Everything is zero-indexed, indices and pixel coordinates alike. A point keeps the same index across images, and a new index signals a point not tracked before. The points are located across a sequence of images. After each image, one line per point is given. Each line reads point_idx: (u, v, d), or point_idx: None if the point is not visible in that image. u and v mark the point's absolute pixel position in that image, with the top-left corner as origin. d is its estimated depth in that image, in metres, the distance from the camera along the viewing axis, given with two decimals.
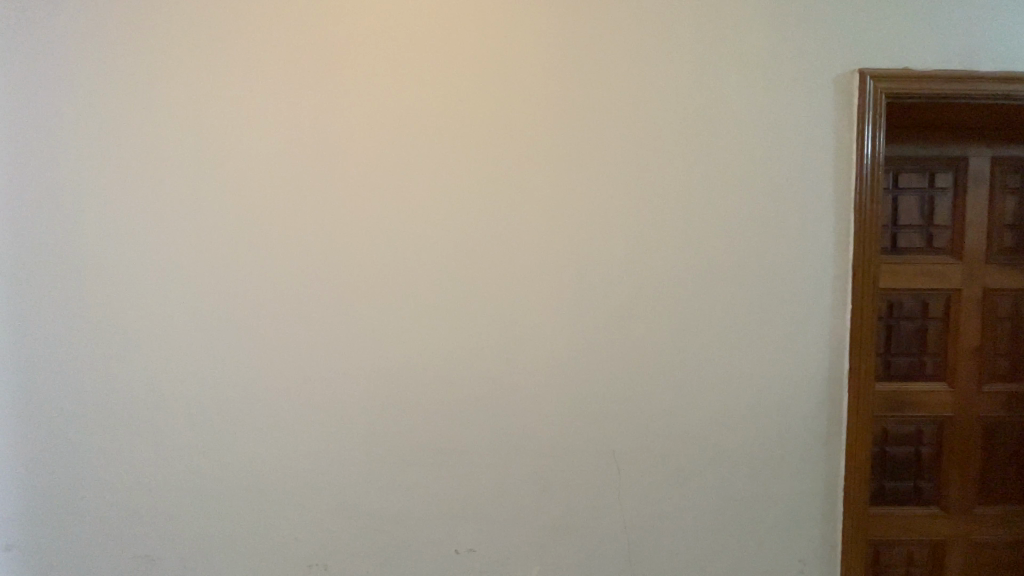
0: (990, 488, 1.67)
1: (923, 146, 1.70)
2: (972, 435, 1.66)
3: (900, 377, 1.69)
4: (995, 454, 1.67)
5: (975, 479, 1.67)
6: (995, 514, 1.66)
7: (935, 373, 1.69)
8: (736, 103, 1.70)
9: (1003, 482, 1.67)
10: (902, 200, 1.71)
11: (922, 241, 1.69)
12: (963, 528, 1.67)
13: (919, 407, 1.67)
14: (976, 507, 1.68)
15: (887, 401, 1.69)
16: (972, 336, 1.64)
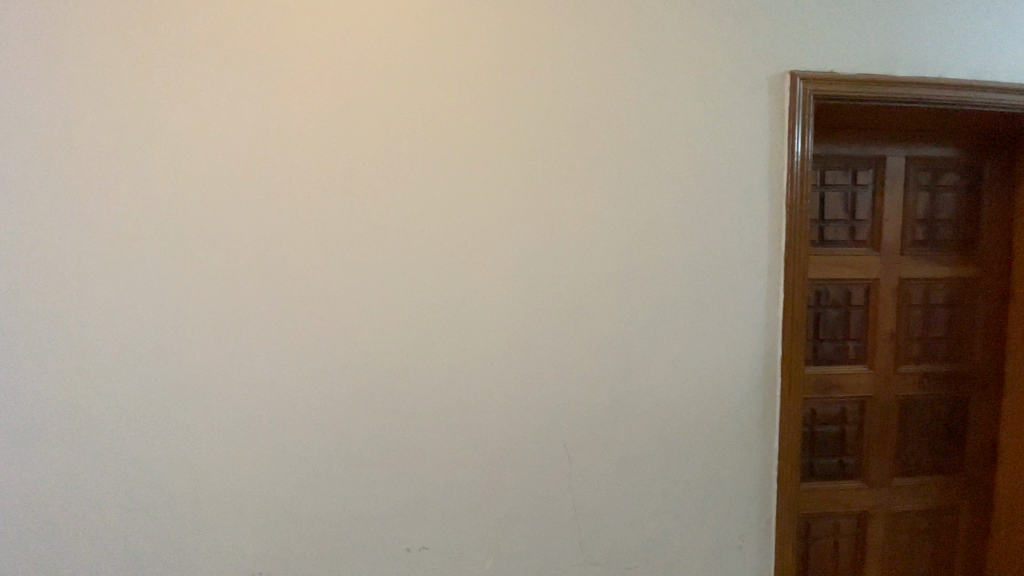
0: (904, 460, 1.81)
1: (848, 137, 1.69)
2: (887, 414, 1.78)
3: (827, 365, 1.75)
4: (909, 429, 1.80)
5: (894, 453, 1.79)
6: (911, 484, 1.81)
7: (858, 360, 1.76)
8: (702, 60, 1.31)
9: (917, 454, 1.81)
10: (831, 193, 1.70)
11: (847, 234, 1.72)
12: (884, 499, 1.80)
13: (844, 390, 1.75)
14: (895, 478, 1.80)
15: (817, 389, 1.74)
16: (889, 322, 1.75)
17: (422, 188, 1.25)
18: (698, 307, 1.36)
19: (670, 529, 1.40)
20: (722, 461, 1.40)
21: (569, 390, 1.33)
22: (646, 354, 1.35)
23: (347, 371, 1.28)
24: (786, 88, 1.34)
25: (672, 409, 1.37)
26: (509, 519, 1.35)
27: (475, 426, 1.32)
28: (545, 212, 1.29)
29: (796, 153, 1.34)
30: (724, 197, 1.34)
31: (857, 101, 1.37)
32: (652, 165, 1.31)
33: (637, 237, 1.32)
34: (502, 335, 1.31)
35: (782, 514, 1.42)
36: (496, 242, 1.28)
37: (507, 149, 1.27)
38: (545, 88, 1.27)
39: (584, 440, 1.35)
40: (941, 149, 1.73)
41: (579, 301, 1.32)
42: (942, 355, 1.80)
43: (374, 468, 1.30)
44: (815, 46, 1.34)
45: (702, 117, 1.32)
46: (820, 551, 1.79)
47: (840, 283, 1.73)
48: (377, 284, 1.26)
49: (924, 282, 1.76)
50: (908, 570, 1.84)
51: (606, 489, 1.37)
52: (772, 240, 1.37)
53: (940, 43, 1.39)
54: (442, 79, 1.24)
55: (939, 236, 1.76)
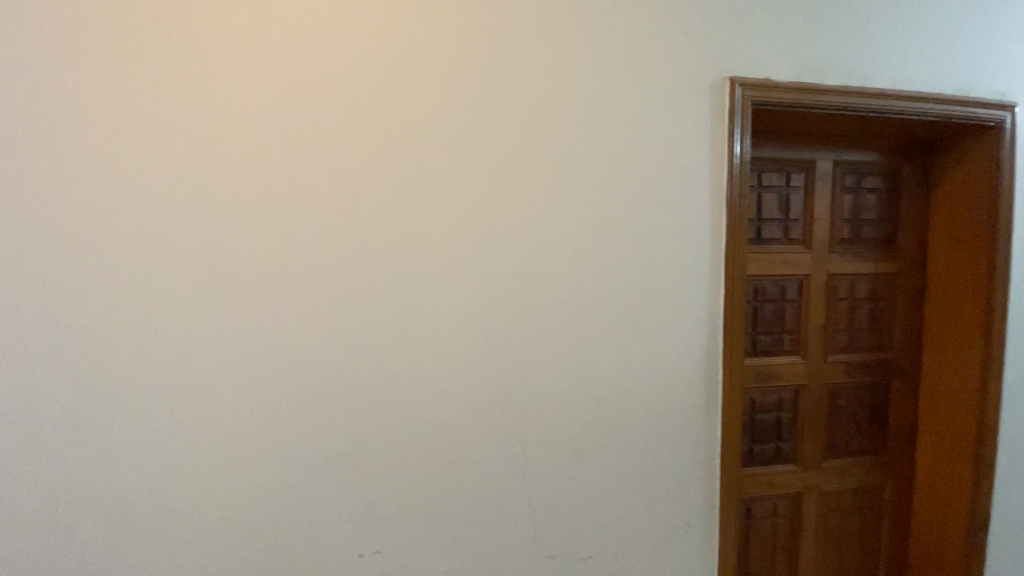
0: (834, 443, 1.94)
1: (782, 141, 1.79)
2: (819, 400, 1.90)
3: (764, 356, 1.85)
4: (838, 414, 1.94)
5: (825, 437, 1.92)
6: (840, 466, 1.94)
7: (792, 350, 1.87)
8: (649, 65, 1.36)
9: (845, 437, 1.95)
10: (768, 194, 1.80)
11: (782, 232, 1.82)
12: (817, 480, 1.92)
13: (780, 379, 1.86)
14: (826, 460, 1.94)
15: (756, 380, 1.84)
16: (819, 315, 1.87)
17: (373, 186, 1.24)
18: (646, 303, 1.41)
19: (621, 518, 1.45)
20: (670, 450, 1.46)
21: (524, 386, 1.35)
22: (597, 349, 1.39)
23: (297, 373, 1.24)
24: (725, 94, 1.41)
25: (622, 402, 1.41)
26: (463, 517, 1.35)
27: (429, 425, 1.31)
28: (499, 211, 1.31)
29: (735, 155, 1.42)
30: (670, 196, 1.40)
31: (790, 107, 1.46)
32: (601, 165, 1.35)
33: (587, 235, 1.36)
34: (456, 332, 1.31)
35: (724, 498, 1.50)
36: (449, 241, 1.29)
37: (460, 148, 1.27)
38: (496, 88, 1.28)
39: (539, 434, 1.37)
40: (864, 154, 1.87)
41: (533, 299, 1.34)
42: (866, 345, 1.94)
43: (326, 472, 1.28)
44: (751, 54, 1.42)
45: (648, 119, 1.37)
46: (759, 531, 1.89)
47: (776, 279, 1.84)
48: (326, 283, 1.24)
49: (850, 278, 1.90)
50: (838, 545, 1.98)
51: (559, 483, 1.40)
52: (713, 238, 1.44)
53: (863, 55, 1.50)
54: (393, 75, 1.23)
55: (863, 235, 1.90)
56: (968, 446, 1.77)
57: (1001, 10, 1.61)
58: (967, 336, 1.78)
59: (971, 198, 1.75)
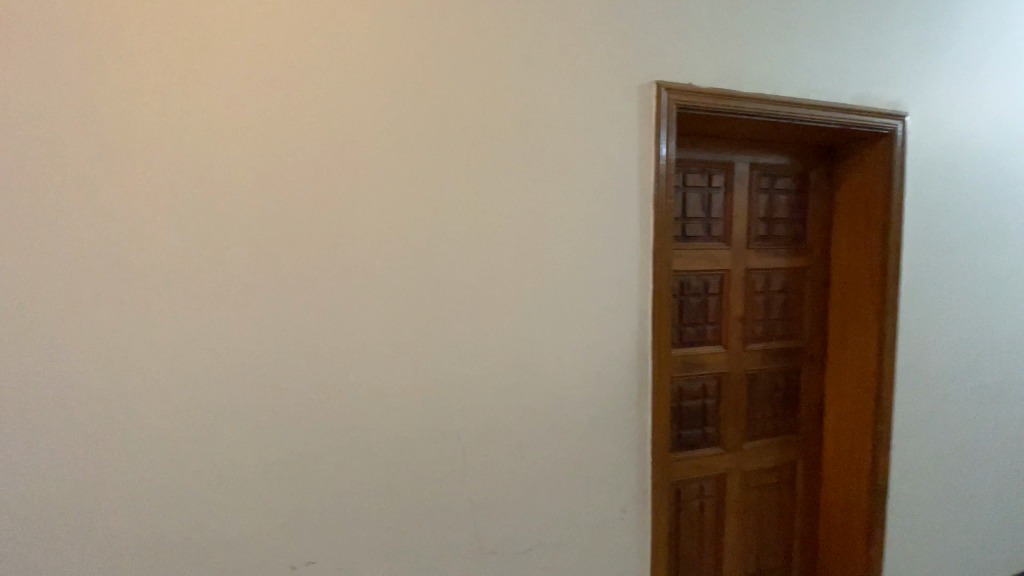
0: (753, 425, 2.09)
1: (705, 143, 1.90)
2: (739, 387, 2.04)
3: (691, 346, 1.96)
4: (757, 399, 2.09)
5: (745, 420, 2.07)
6: (759, 447, 2.10)
7: (716, 340, 2.00)
8: (582, 67, 1.41)
9: (763, 420, 2.11)
10: (692, 193, 1.91)
11: (705, 229, 1.94)
12: (739, 460, 2.06)
13: (705, 368, 1.98)
14: (746, 442, 2.08)
15: (684, 369, 1.95)
16: (739, 307, 2.01)
17: (303, 181, 1.20)
18: (581, 298, 1.46)
19: (559, 509, 1.49)
20: (604, 439, 1.52)
21: (463, 384, 1.36)
22: (534, 345, 1.42)
23: (223, 378, 1.18)
24: (653, 97, 1.48)
25: (560, 394, 1.46)
26: (402, 517, 1.34)
27: (368, 426, 1.29)
28: (436, 208, 1.30)
29: (662, 156, 1.50)
30: (601, 195, 1.45)
31: (711, 111, 1.56)
32: (537, 163, 1.38)
33: (523, 232, 1.38)
34: (394, 331, 1.30)
35: (655, 483, 1.58)
36: (385, 239, 1.27)
37: (396, 144, 1.26)
38: (433, 85, 1.28)
39: (478, 431, 1.38)
40: (778, 158, 2.02)
41: (470, 296, 1.35)
42: (781, 334, 2.10)
43: (254, 482, 1.22)
44: (676, 61, 1.50)
45: (581, 120, 1.42)
46: (689, 512, 2.00)
47: (700, 274, 1.95)
48: (253, 282, 1.18)
49: (765, 272, 2.05)
50: (758, 521, 2.13)
51: (498, 478, 1.42)
52: (643, 235, 1.51)
53: (774, 67, 1.63)
54: (325, 68, 1.20)
55: (776, 232, 2.06)
56: (868, 422, 1.97)
57: (892, 31, 1.80)
58: (865, 324, 1.97)
59: (867, 199, 1.95)
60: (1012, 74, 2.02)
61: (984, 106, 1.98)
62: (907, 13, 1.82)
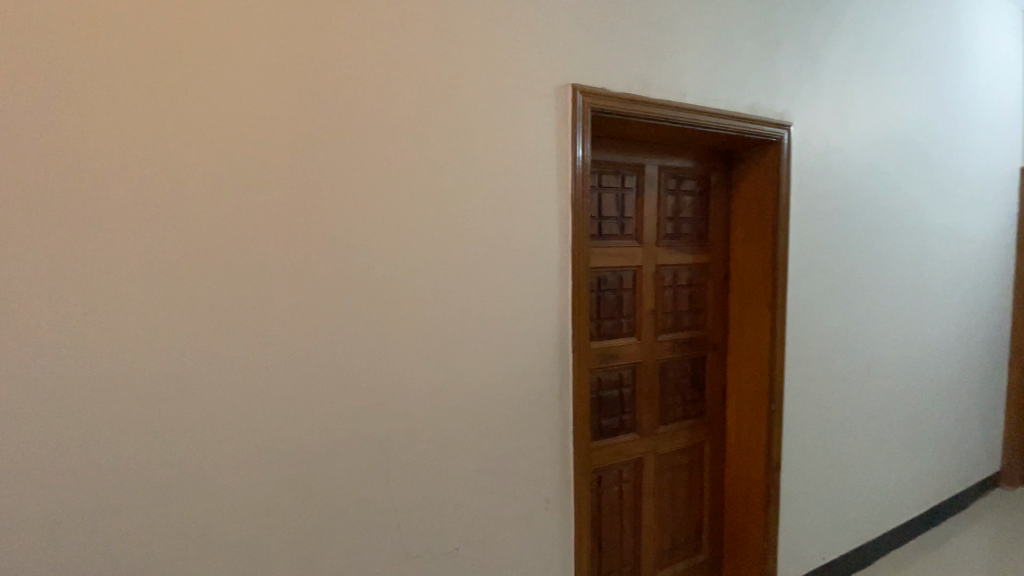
0: (665, 411, 2.24)
1: (617, 146, 2.01)
2: (652, 375, 2.18)
3: (608, 339, 2.06)
4: (668, 386, 2.24)
5: (658, 407, 2.21)
6: (670, 430, 2.25)
7: (630, 333, 2.11)
8: (501, 69, 1.44)
9: (673, 405, 2.26)
10: (607, 193, 2.01)
11: (619, 228, 2.04)
12: (653, 445, 2.20)
13: (621, 359, 2.09)
14: (659, 427, 2.22)
15: (602, 361, 2.04)
16: (650, 301, 2.14)
17: (208, 173, 1.12)
18: (503, 295, 1.49)
19: (485, 503, 1.51)
20: (528, 432, 1.56)
21: (387, 384, 1.34)
22: (458, 342, 1.43)
23: (115, 391, 1.06)
24: (568, 99, 1.55)
25: (484, 388, 1.48)
26: (325, 524, 1.29)
27: (285, 430, 1.23)
28: (356, 207, 1.28)
29: (578, 157, 1.56)
30: (522, 194, 1.49)
31: (622, 115, 1.66)
32: (458, 158, 1.39)
33: (445, 228, 1.39)
34: (312, 333, 1.25)
35: (577, 470, 1.65)
36: (300, 236, 1.22)
37: (311, 137, 1.22)
38: (349, 78, 1.25)
39: (402, 431, 1.37)
40: (683, 161, 2.18)
41: (393, 295, 1.34)
42: (688, 325, 2.27)
43: (154, 503, 1.11)
44: (589, 64, 1.58)
45: (501, 121, 1.45)
46: (609, 497, 2.10)
47: (616, 270, 2.05)
48: (150, 281, 1.08)
49: (673, 267, 2.20)
50: (671, 500, 2.28)
51: (423, 477, 1.41)
52: (561, 233, 1.57)
53: (678, 77, 1.77)
54: (231, 53, 1.13)
55: (682, 230, 2.21)
56: (763, 402, 2.19)
57: (776, 50, 2.02)
58: (759, 313, 2.18)
59: (758, 200, 2.15)
60: (869, 92, 2.33)
61: (849, 120, 2.28)
62: (788, 35, 2.05)
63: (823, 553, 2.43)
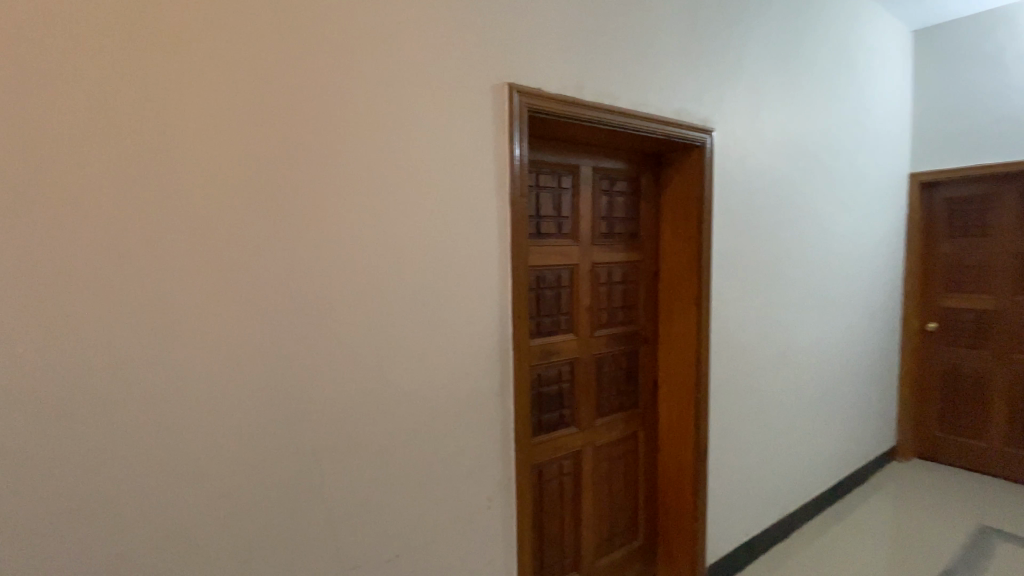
0: (602, 403, 2.32)
1: (553, 146, 2.05)
2: (589, 370, 2.24)
3: (547, 336, 2.10)
4: (604, 380, 2.32)
5: (595, 400, 2.28)
6: (607, 423, 2.33)
7: (568, 329, 2.17)
8: (439, 67, 1.43)
9: (610, 399, 2.34)
10: (544, 193, 2.04)
11: (556, 227, 2.09)
12: (591, 437, 2.27)
13: (560, 355, 2.14)
14: (597, 420, 2.30)
15: (542, 357, 2.08)
16: (587, 298, 2.21)
17: (120, 169, 1.04)
18: (444, 294, 1.48)
19: (427, 504, 1.50)
20: (470, 431, 1.57)
21: (325, 387, 1.30)
22: (399, 343, 1.41)
23: (15, 406, 0.96)
24: (505, 99, 1.56)
25: (426, 387, 1.47)
26: (259, 537, 1.23)
27: (214, 440, 1.16)
28: (289, 204, 1.23)
29: (516, 157, 1.58)
30: (461, 193, 1.49)
31: (557, 116, 1.70)
32: (395, 155, 1.37)
33: (384, 226, 1.36)
34: (243, 337, 1.18)
35: (518, 465, 1.67)
36: (228, 235, 1.15)
37: (237, 130, 1.15)
38: (278, 68, 1.20)
39: (341, 434, 1.33)
40: (615, 162, 2.26)
41: (329, 296, 1.29)
42: (622, 321, 2.36)
43: (63, 526, 1.01)
44: (525, 65, 1.60)
45: (440, 119, 1.44)
46: (550, 490, 2.15)
47: (554, 268, 2.10)
48: (54, 285, 0.98)
49: (607, 265, 2.28)
50: (608, 490, 2.37)
51: (364, 481, 1.38)
52: (501, 231, 1.58)
53: (610, 81, 1.84)
54: (143, 38, 1.05)
55: (616, 230, 2.30)
56: (692, 392, 2.32)
57: (700, 59, 2.14)
58: (687, 307, 2.31)
59: (685, 201, 2.28)
60: (780, 101, 2.53)
61: (764, 127, 2.46)
62: (710, 45, 2.18)
63: (746, 529, 2.62)
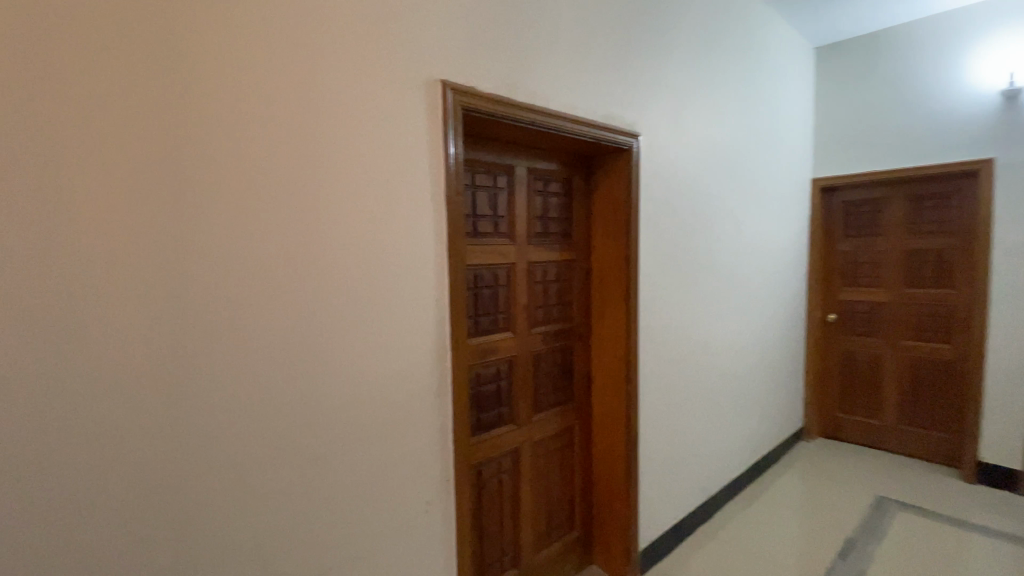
0: (539, 400, 2.36)
1: (488, 146, 2.06)
2: (526, 368, 2.27)
3: (484, 335, 2.11)
4: (540, 377, 2.36)
5: (532, 397, 2.32)
6: (544, 418, 2.37)
7: (505, 328, 2.19)
8: (372, 61, 1.40)
9: (546, 395, 2.39)
10: (479, 192, 2.04)
11: (491, 226, 2.10)
12: (528, 434, 2.30)
13: (497, 354, 2.15)
14: (534, 416, 2.33)
15: (479, 357, 2.08)
16: (523, 297, 2.23)
17: (7, 158, 0.91)
18: (379, 294, 1.45)
19: (364, 510, 1.45)
20: (407, 432, 1.54)
21: (253, 394, 1.23)
22: (332, 345, 1.36)
23: None
24: (439, 96, 1.55)
25: (363, 390, 1.43)
26: (178, 560, 1.13)
27: (129, 457, 1.07)
28: (210, 200, 1.14)
29: (450, 155, 1.57)
30: (396, 190, 1.47)
31: (491, 116, 1.71)
32: (327, 150, 1.32)
33: (315, 224, 1.31)
34: (158, 343, 1.09)
35: (457, 465, 1.67)
36: (141, 233, 1.06)
37: (148, 119, 1.06)
38: (197, 53, 1.11)
39: (270, 443, 1.26)
40: (549, 163, 2.30)
41: (255, 298, 1.22)
42: (557, 319, 2.41)
43: None
44: (459, 63, 1.60)
45: (373, 114, 1.41)
46: (489, 488, 2.16)
47: (490, 268, 2.10)
48: None
49: (543, 264, 2.32)
50: (546, 484, 2.41)
51: (296, 491, 1.31)
52: (437, 230, 1.57)
53: (541, 83, 1.88)
54: (37, 11, 0.94)
55: (550, 229, 2.34)
56: (623, 385, 2.41)
57: (626, 66, 2.24)
58: (617, 304, 2.40)
59: (614, 202, 2.36)
60: (698, 108, 2.69)
61: (684, 133, 2.61)
62: (636, 52, 2.28)
63: (674, 513, 2.77)
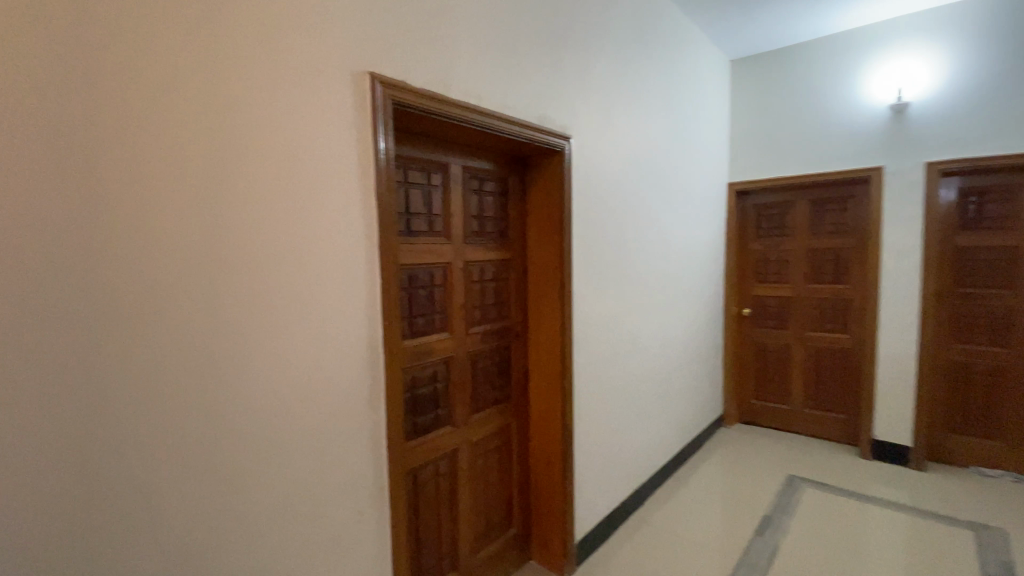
0: (476, 400, 2.33)
1: (420, 142, 2.01)
2: (463, 368, 2.25)
3: (420, 336, 2.06)
4: (477, 377, 2.34)
5: (469, 398, 2.29)
6: (481, 418, 2.36)
7: (441, 328, 2.15)
8: (298, 47, 1.32)
9: (483, 395, 2.37)
10: (412, 189, 1.99)
11: (425, 224, 2.05)
12: (466, 435, 2.28)
13: (433, 355, 2.10)
14: (471, 417, 2.31)
15: (414, 358, 2.02)
16: (459, 296, 2.20)
17: None
18: (307, 294, 1.37)
19: (293, 523, 1.37)
20: (338, 438, 1.47)
21: (167, 405, 1.11)
22: (257, 349, 1.26)
23: None
24: (369, 88, 1.49)
25: (292, 396, 1.35)
26: None
27: (19, 488, 0.92)
28: (111, 190, 1.02)
29: (382, 150, 1.52)
30: (324, 185, 1.39)
31: (423, 111, 1.67)
32: (251, 141, 1.22)
33: (236, 219, 1.21)
34: (53, 352, 0.95)
35: (391, 469, 1.61)
36: (29, 229, 0.92)
37: (36, 94, 0.92)
38: (95, 25, 0.99)
39: (189, 459, 1.15)
40: (483, 162, 2.29)
41: (169, 299, 1.11)
42: (493, 318, 2.40)
43: None
44: (390, 56, 1.56)
45: (300, 103, 1.33)
46: (425, 492, 2.11)
47: (424, 267, 2.05)
48: None
49: (478, 263, 2.30)
50: (483, 484, 2.40)
51: (218, 508, 1.21)
52: (368, 227, 1.51)
53: (475, 80, 1.87)
54: None
55: (485, 228, 2.33)
56: (558, 381, 2.45)
57: (557, 67, 2.28)
58: (552, 302, 2.43)
59: (548, 201, 2.39)
60: (625, 113, 2.80)
61: (611, 135, 2.70)
62: (566, 55, 2.33)
63: (607, 502, 2.86)
